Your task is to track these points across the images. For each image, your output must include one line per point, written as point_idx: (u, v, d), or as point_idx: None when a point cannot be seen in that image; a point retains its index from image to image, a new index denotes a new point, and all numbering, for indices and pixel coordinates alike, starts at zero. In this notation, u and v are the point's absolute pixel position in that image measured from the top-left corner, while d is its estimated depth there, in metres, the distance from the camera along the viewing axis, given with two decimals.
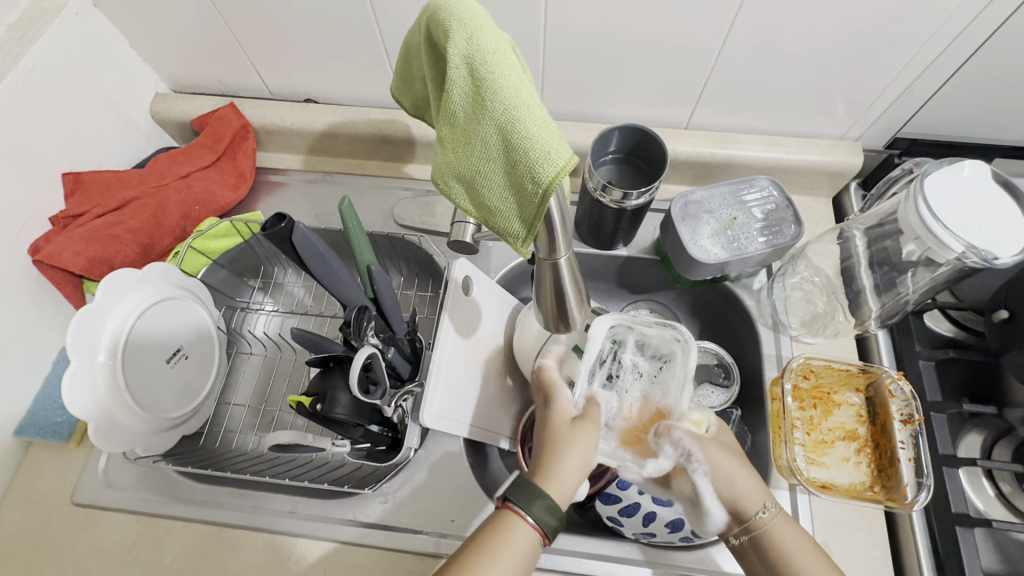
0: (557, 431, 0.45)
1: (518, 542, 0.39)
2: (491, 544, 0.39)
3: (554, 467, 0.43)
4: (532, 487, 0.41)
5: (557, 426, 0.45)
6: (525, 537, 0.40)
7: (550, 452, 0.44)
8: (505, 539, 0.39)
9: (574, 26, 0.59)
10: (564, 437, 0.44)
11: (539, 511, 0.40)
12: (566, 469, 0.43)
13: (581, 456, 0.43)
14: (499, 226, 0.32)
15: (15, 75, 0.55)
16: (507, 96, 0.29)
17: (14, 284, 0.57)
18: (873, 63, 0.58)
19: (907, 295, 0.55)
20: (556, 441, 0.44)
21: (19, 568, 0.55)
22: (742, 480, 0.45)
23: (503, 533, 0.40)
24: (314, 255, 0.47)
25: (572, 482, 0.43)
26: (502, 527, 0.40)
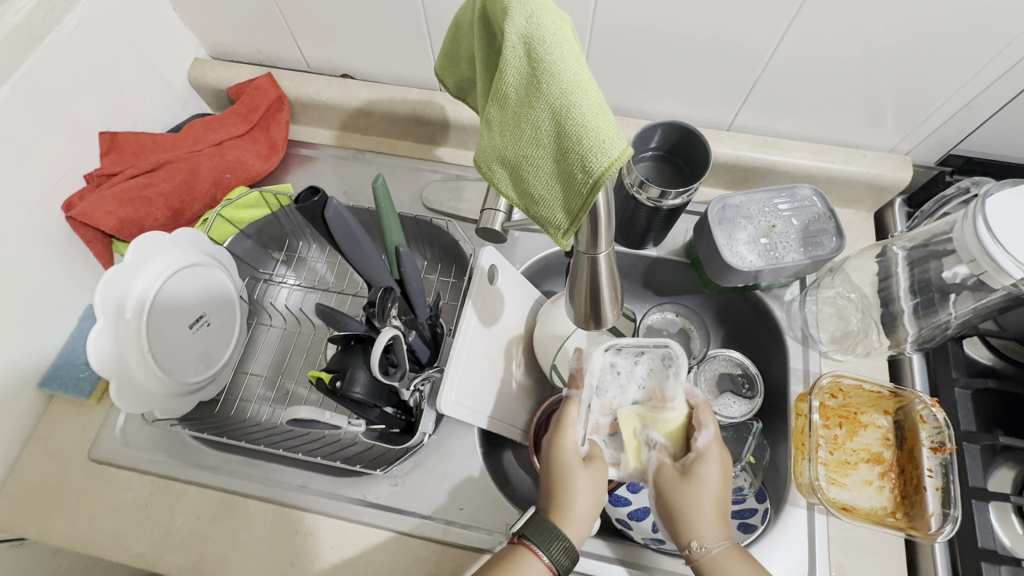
0: (568, 467, 0.47)
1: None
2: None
3: (569, 507, 0.45)
4: (553, 529, 0.43)
5: (568, 464, 0.47)
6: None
7: (561, 491, 0.46)
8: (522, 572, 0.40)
9: (622, 17, 0.58)
10: (574, 476, 0.46)
11: (559, 553, 0.42)
12: (579, 507, 0.45)
13: (592, 493, 0.46)
14: (541, 216, 0.31)
15: (60, 30, 0.55)
16: (564, 80, 0.28)
17: (47, 239, 0.58)
18: (933, 76, 0.56)
19: (947, 319, 0.52)
20: (567, 481, 0.46)
21: (35, 516, 0.56)
22: (703, 514, 0.44)
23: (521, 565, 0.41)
24: (345, 231, 0.46)
25: (587, 524, 0.45)
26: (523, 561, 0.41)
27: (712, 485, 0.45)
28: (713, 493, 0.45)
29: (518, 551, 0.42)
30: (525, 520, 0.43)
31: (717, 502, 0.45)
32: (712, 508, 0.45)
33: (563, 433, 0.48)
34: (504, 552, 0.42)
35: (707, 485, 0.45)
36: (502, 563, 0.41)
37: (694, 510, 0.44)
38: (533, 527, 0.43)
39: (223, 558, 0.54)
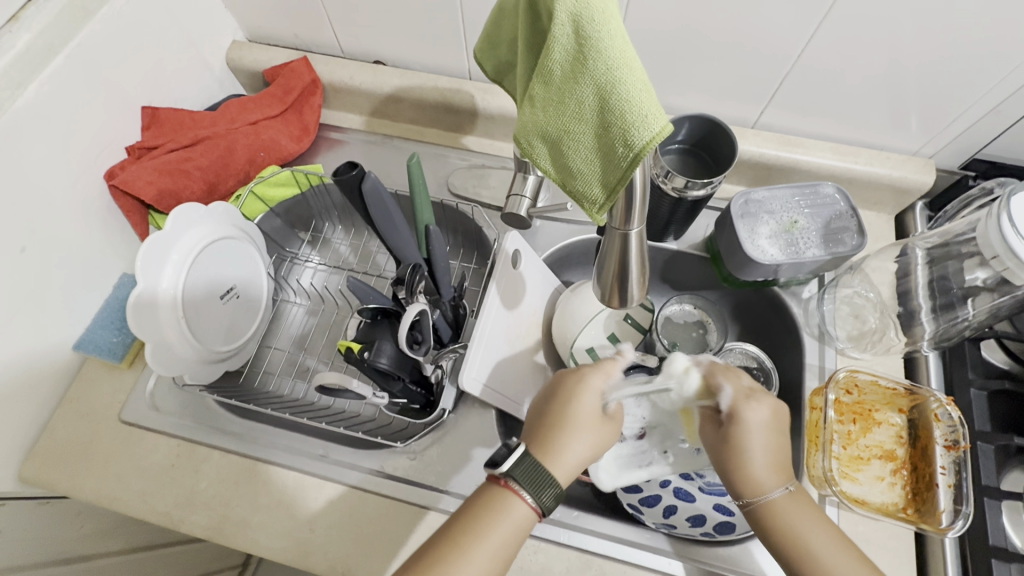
0: (580, 408, 0.46)
1: (515, 522, 0.40)
2: (488, 528, 0.39)
3: (565, 444, 0.44)
4: (547, 477, 0.41)
5: (582, 412, 0.46)
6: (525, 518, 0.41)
7: (564, 427, 0.45)
8: (503, 519, 0.40)
9: (654, 13, 0.59)
10: (582, 421, 0.46)
11: (547, 499, 0.41)
12: (572, 452, 0.44)
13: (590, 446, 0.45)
14: (578, 190, 0.32)
15: (111, 6, 0.58)
16: (610, 57, 0.29)
17: (89, 206, 0.60)
18: (960, 81, 0.57)
19: (966, 318, 0.53)
20: (573, 423, 0.45)
21: (66, 471, 0.58)
22: (757, 465, 0.45)
23: (499, 512, 0.40)
24: (379, 206, 0.48)
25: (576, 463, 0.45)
26: (503, 506, 0.40)
27: (764, 435, 0.46)
28: (766, 444, 0.45)
29: (504, 494, 0.40)
30: (516, 461, 0.41)
31: (772, 447, 0.46)
32: (768, 457, 0.45)
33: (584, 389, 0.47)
34: (488, 494, 0.41)
35: (758, 435, 0.45)
36: (486, 504, 0.41)
37: (750, 463, 0.45)
38: (523, 471, 0.41)
39: (245, 520, 0.56)
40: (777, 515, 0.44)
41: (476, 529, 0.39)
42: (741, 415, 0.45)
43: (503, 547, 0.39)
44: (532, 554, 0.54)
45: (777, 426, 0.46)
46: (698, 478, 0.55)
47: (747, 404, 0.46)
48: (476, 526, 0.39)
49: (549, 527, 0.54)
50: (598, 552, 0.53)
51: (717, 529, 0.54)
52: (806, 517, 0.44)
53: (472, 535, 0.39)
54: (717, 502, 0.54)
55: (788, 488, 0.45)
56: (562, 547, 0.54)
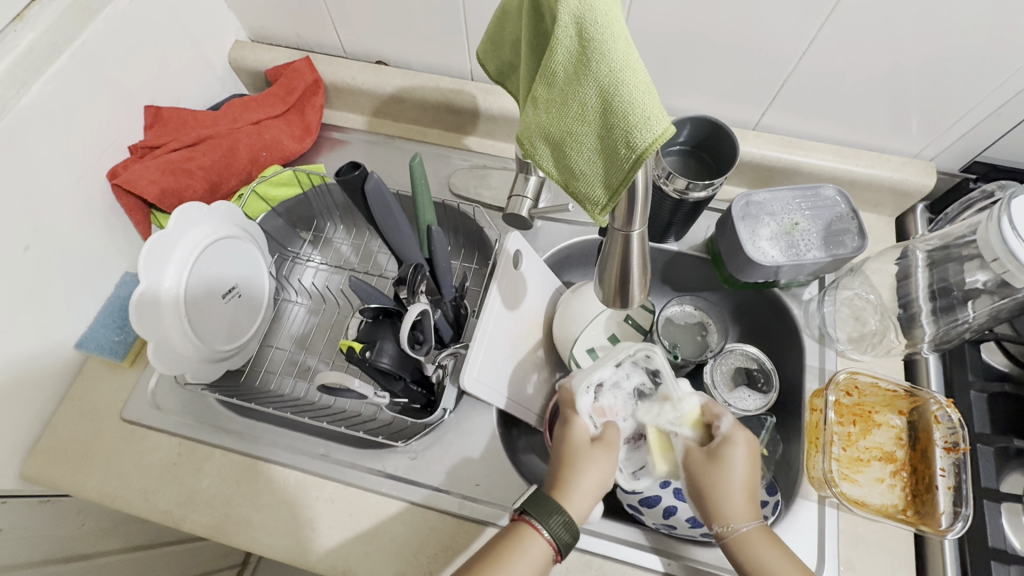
0: (580, 445, 0.47)
1: (532, 556, 0.41)
2: (505, 559, 0.40)
3: (573, 483, 0.45)
4: (551, 502, 0.43)
5: (577, 443, 0.48)
6: (542, 552, 0.41)
7: (570, 467, 0.46)
8: (519, 551, 0.41)
9: (655, 15, 0.59)
10: (585, 455, 0.47)
11: (558, 527, 0.42)
12: (586, 482, 0.46)
13: (598, 473, 0.46)
14: (580, 191, 0.33)
15: (115, 5, 0.58)
16: (613, 59, 0.29)
17: (92, 205, 0.60)
18: (961, 84, 0.57)
19: (966, 320, 0.53)
20: (575, 460, 0.46)
21: (67, 470, 0.58)
22: (733, 498, 0.46)
23: (516, 544, 0.41)
24: (382, 206, 0.48)
25: (588, 501, 0.45)
26: (519, 538, 0.42)
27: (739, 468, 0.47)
28: (742, 478, 0.47)
29: (520, 527, 0.42)
30: (527, 498, 0.43)
31: (746, 481, 0.47)
32: (742, 491, 0.47)
33: (572, 418, 0.49)
34: (505, 530, 0.43)
35: (736, 468, 0.47)
36: (506, 536, 0.42)
37: (728, 496, 0.46)
38: (533, 502, 0.43)
39: (246, 519, 0.56)
40: (745, 548, 0.45)
41: (494, 562, 0.40)
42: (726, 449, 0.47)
43: None
44: None
45: (751, 462, 0.48)
46: None
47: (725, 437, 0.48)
48: (494, 559, 0.40)
49: None
50: (597, 552, 0.53)
51: None
52: (774, 549, 0.45)
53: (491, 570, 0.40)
54: None
55: (758, 520, 0.46)
56: None
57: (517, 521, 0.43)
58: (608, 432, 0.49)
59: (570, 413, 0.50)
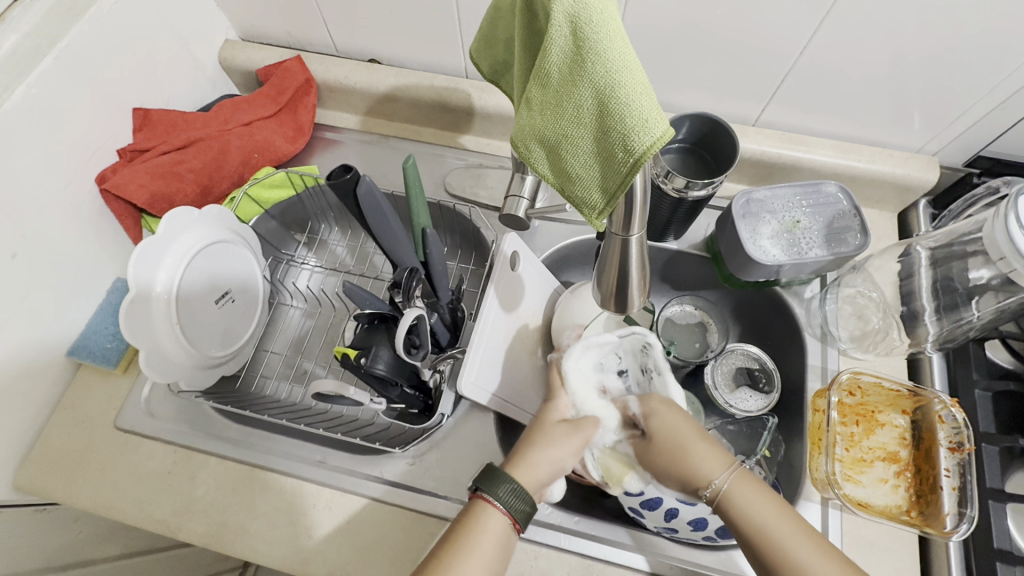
0: (546, 424, 0.49)
1: (491, 528, 0.40)
2: (466, 539, 0.39)
3: (526, 452, 0.46)
4: (500, 473, 0.42)
5: (546, 422, 0.50)
6: (500, 525, 0.41)
7: (532, 441, 0.47)
8: (476, 527, 0.40)
9: (653, 11, 0.58)
10: (546, 431, 0.48)
11: (506, 495, 0.41)
12: (540, 458, 0.46)
13: (553, 447, 0.47)
14: (577, 195, 0.32)
15: (100, 5, 0.56)
16: (610, 59, 0.28)
17: (80, 210, 0.59)
18: (965, 78, 0.56)
19: (971, 319, 0.53)
20: (537, 437, 0.48)
21: (59, 480, 0.58)
22: (694, 457, 0.46)
23: (474, 524, 0.40)
24: (375, 210, 0.47)
25: (543, 473, 0.45)
26: (475, 516, 0.41)
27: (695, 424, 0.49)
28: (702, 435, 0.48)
29: (473, 504, 0.41)
30: (478, 476, 0.42)
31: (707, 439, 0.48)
32: (707, 446, 0.47)
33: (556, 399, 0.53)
34: (461, 511, 0.42)
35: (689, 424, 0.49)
36: (462, 516, 0.41)
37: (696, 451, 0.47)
38: (481, 477, 0.42)
39: (243, 528, 0.55)
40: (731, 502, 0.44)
41: (455, 544, 0.39)
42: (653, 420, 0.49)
43: (486, 558, 0.39)
44: (533, 560, 0.53)
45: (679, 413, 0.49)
46: None
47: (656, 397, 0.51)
48: (455, 542, 0.39)
49: (550, 533, 0.54)
50: (599, 557, 0.53)
51: (718, 533, 0.52)
52: (759, 495, 0.44)
53: (454, 555, 0.39)
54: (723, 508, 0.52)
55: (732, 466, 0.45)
56: (563, 552, 0.54)
57: (473, 499, 0.42)
58: (583, 421, 0.50)
59: (553, 398, 0.53)
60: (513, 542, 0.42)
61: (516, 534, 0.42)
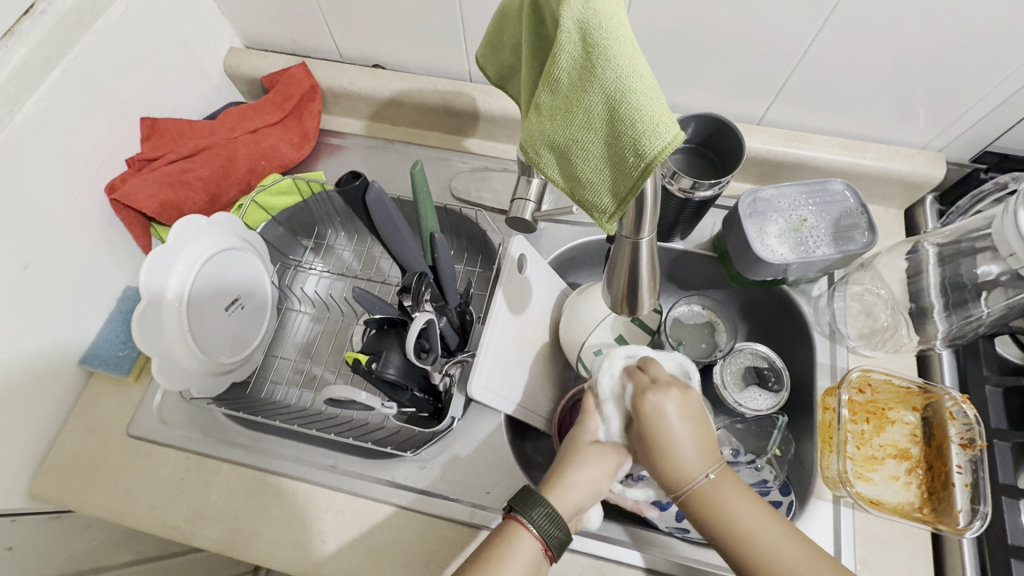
0: (581, 445, 0.49)
1: (523, 552, 0.40)
2: (495, 560, 0.39)
3: (562, 477, 0.46)
4: (535, 496, 0.42)
5: (580, 445, 0.49)
6: (531, 548, 0.40)
7: (568, 462, 0.47)
8: (509, 550, 0.40)
9: (656, 13, 0.58)
10: (582, 452, 0.48)
11: (541, 519, 0.41)
12: (575, 485, 0.45)
13: (588, 475, 0.46)
14: (588, 200, 0.32)
15: (107, 17, 0.57)
16: (620, 64, 0.28)
17: (91, 219, 0.60)
18: (968, 75, 0.56)
19: (980, 315, 0.52)
20: (572, 458, 0.47)
21: (73, 488, 0.58)
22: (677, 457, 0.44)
23: (506, 545, 0.40)
24: (384, 215, 0.47)
25: (577, 497, 0.45)
26: (505, 537, 0.41)
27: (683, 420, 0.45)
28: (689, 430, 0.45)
29: (507, 526, 0.41)
30: (512, 497, 0.42)
31: (692, 428, 0.45)
32: (691, 441, 0.44)
33: (586, 419, 0.51)
34: (492, 531, 0.42)
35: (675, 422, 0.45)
36: (495, 539, 0.41)
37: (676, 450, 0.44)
38: (516, 499, 0.42)
39: (256, 533, 0.56)
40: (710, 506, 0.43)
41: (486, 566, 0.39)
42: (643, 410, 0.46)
43: None
44: None
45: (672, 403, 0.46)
46: None
47: (644, 398, 0.46)
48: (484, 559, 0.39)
49: None
50: (610, 557, 0.53)
51: None
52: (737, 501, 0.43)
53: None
54: None
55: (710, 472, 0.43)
56: (575, 553, 0.54)
57: (506, 520, 0.42)
58: (616, 449, 0.48)
59: (585, 419, 0.51)
60: (543, 568, 0.41)
61: (549, 560, 0.41)
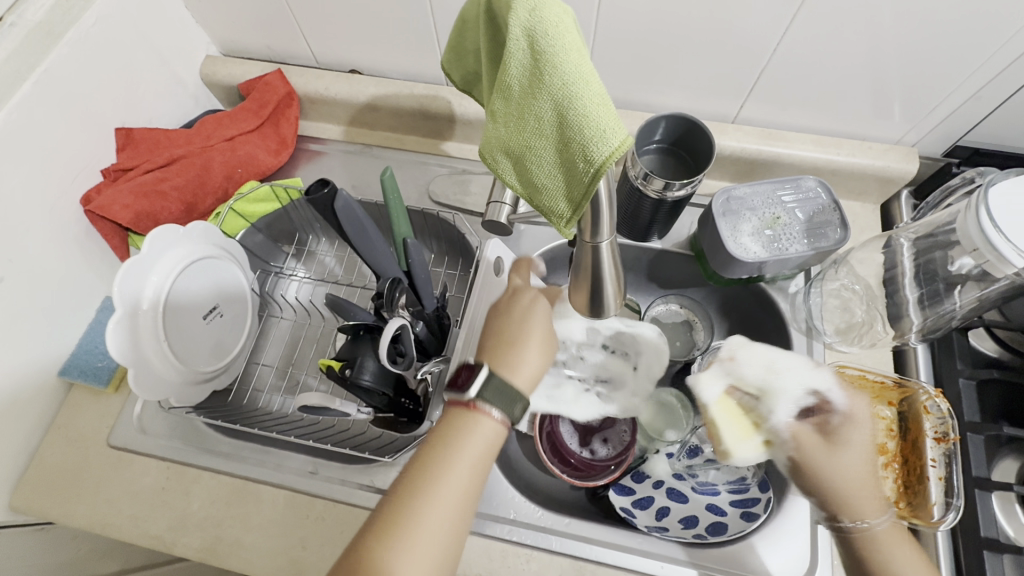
0: (529, 322, 0.48)
1: (488, 440, 0.42)
2: (465, 447, 0.41)
3: (520, 361, 0.46)
4: (511, 392, 0.43)
5: (533, 323, 0.48)
6: (495, 429, 0.42)
7: (522, 343, 0.46)
8: (473, 434, 0.41)
9: (625, 14, 0.58)
10: (533, 332, 0.47)
11: (515, 413, 0.43)
12: (526, 367, 0.46)
13: (538, 359, 0.47)
14: (544, 205, 0.32)
15: (78, 28, 0.57)
16: (566, 71, 0.28)
17: (67, 231, 0.60)
18: (936, 68, 0.56)
19: (953, 309, 0.53)
20: (523, 338, 0.47)
21: (53, 500, 0.58)
22: (864, 489, 0.44)
23: (470, 432, 0.41)
24: (353, 223, 0.48)
25: (532, 378, 0.46)
26: (471, 423, 0.41)
27: (859, 451, 0.45)
28: (861, 458, 0.45)
29: (470, 415, 0.42)
30: (481, 383, 0.42)
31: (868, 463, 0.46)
32: (864, 479, 0.45)
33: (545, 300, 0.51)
34: (456, 416, 0.42)
35: (845, 459, 0.45)
36: (462, 428, 0.41)
37: (848, 491, 0.44)
38: (489, 390, 0.42)
39: (237, 541, 0.56)
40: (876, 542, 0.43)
41: (454, 453, 0.41)
42: (848, 429, 0.46)
43: (479, 469, 0.41)
44: (524, 563, 0.54)
45: (845, 431, 0.46)
46: (689, 478, 0.57)
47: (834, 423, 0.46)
48: (440, 442, 0.41)
49: (540, 535, 0.55)
50: (590, 558, 0.54)
51: (708, 531, 0.54)
52: (899, 546, 0.43)
53: (453, 464, 0.40)
54: (708, 504, 0.55)
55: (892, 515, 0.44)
56: (554, 553, 0.54)
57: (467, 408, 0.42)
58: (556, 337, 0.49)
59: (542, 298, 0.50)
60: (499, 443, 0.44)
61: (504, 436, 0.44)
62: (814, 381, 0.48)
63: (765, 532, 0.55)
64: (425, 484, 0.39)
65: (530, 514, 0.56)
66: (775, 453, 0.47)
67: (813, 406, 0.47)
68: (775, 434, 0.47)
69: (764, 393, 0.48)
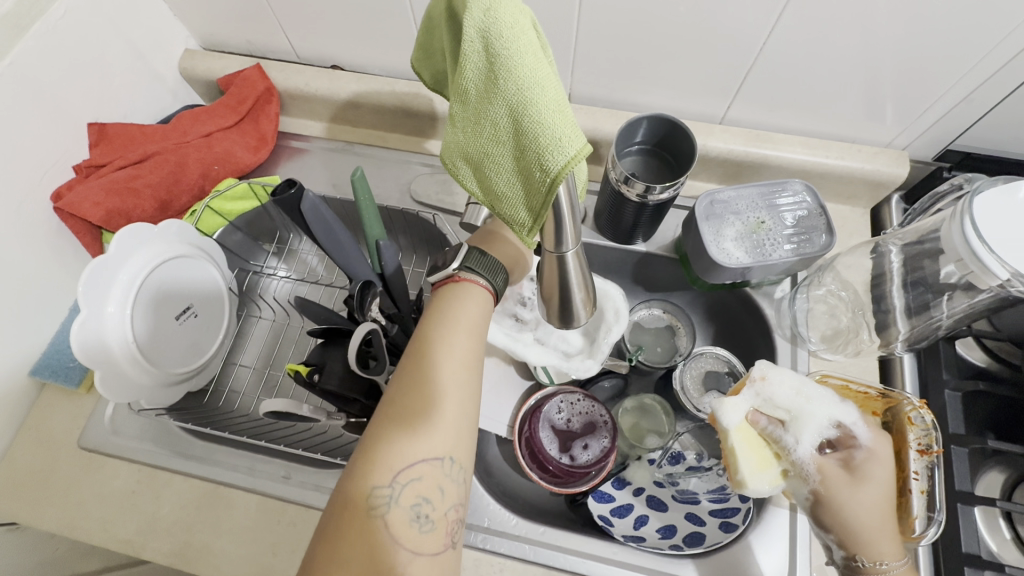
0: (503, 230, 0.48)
1: (478, 305, 0.43)
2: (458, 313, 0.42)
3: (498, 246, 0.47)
4: (493, 262, 0.45)
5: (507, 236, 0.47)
6: (482, 296, 0.44)
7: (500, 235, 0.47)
8: (462, 300, 0.43)
9: (608, 12, 0.57)
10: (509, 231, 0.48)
11: (498, 281, 0.45)
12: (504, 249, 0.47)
13: (513, 251, 0.48)
14: (504, 213, 0.31)
15: (45, 20, 0.55)
16: (520, 75, 0.27)
17: (36, 229, 0.58)
18: (926, 70, 0.54)
19: (941, 318, 0.51)
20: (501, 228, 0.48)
21: (22, 502, 0.57)
22: (882, 528, 0.44)
23: (458, 299, 0.43)
24: (321, 224, 0.47)
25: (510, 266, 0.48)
26: (458, 291, 0.43)
27: (881, 487, 0.44)
28: (885, 496, 0.44)
29: (457, 285, 0.43)
30: (464, 256, 0.44)
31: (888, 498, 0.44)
32: (885, 516, 0.44)
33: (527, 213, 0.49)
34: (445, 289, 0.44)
35: (865, 495, 0.44)
36: (448, 299, 0.43)
37: (864, 529, 0.44)
38: (473, 260, 0.44)
39: (207, 546, 0.55)
40: None
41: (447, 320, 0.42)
42: (865, 461, 0.45)
43: (473, 333, 0.42)
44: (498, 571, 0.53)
45: (866, 465, 0.45)
46: (670, 486, 0.56)
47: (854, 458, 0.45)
48: (435, 314, 0.42)
49: (513, 543, 0.54)
50: (564, 568, 0.53)
51: (684, 542, 0.53)
52: None
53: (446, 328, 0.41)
54: (687, 513, 0.54)
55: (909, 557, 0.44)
56: (528, 562, 0.53)
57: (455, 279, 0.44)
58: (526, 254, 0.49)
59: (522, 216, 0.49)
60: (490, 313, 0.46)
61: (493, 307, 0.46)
62: (840, 413, 0.47)
63: (743, 544, 0.53)
64: (423, 356, 0.40)
65: (505, 523, 0.55)
66: (794, 485, 0.47)
67: (835, 439, 0.47)
68: (799, 467, 0.46)
69: (793, 420, 0.47)
